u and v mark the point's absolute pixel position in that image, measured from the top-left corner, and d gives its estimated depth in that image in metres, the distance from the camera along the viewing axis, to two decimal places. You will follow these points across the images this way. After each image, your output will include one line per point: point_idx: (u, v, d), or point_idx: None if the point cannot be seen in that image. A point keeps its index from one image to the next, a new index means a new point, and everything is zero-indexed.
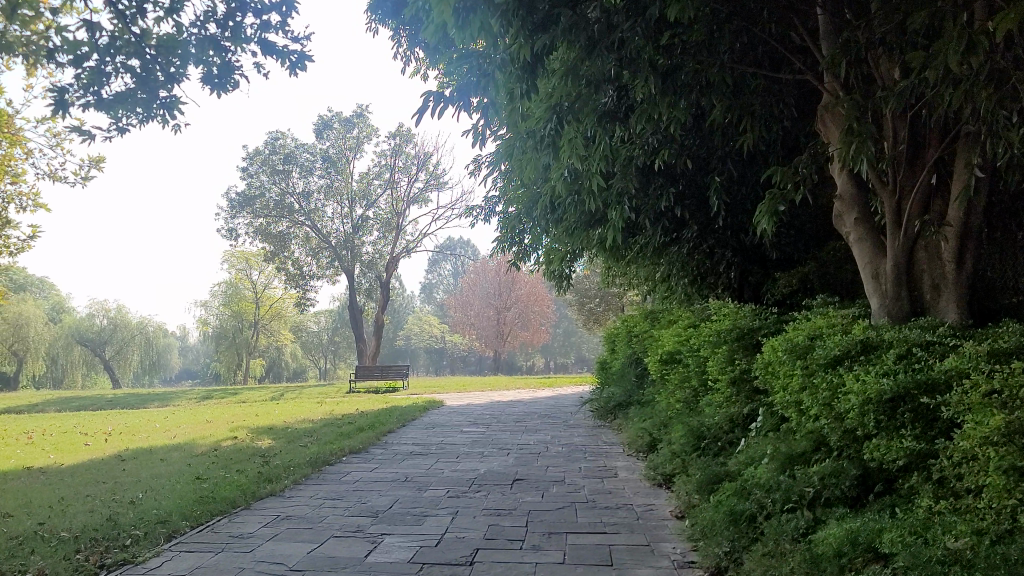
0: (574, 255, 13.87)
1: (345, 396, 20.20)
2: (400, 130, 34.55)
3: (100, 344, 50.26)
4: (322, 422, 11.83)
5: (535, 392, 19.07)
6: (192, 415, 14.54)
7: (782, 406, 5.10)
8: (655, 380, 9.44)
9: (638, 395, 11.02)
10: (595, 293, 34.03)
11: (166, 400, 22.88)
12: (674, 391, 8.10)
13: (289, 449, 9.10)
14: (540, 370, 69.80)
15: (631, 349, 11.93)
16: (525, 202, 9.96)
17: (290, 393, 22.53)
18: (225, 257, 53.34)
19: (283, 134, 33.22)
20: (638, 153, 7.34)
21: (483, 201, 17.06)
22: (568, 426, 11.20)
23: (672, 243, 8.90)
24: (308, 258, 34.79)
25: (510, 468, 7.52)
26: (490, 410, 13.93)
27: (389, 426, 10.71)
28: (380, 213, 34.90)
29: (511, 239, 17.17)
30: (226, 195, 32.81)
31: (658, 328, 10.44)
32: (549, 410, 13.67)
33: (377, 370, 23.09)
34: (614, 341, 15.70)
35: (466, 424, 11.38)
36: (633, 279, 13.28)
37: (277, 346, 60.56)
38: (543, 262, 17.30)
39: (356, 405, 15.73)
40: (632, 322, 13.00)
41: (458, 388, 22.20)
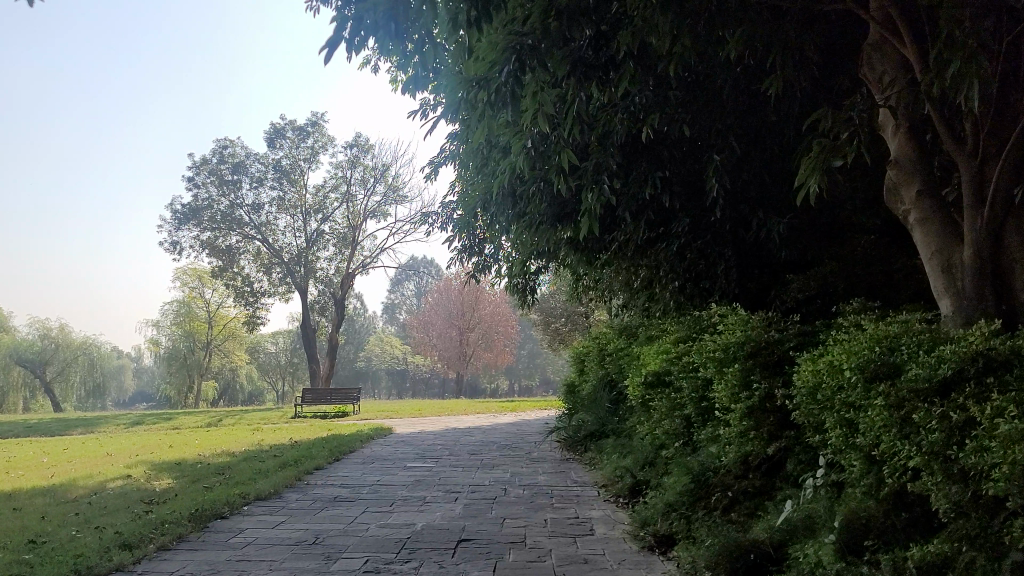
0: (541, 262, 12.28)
1: (287, 422, 18.35)
2: (358, 140, 32.85)
3: (40, 364, 47.64)
4: (244, 455, 10.06)
5: (496, 417, 17.40)
6: (101, 444, 12.63)
7: (838, 449, 3.55)
8: (637, 409, 7.89)
9: (614, 425, 9.44)
10: (561, 313, 32.52)
11: (92, 426, 20.78)
12: (663, 420, 6.58)
13: (186, 493, 7.33)
14: (504, 393, 68.00)
15: (606, 370, 10.36)
16: (482, 193, 8.37)
17: (229, 418, 20.57)
18: (176, 274, 51.04)
19: (231, 142, 31.42)
20: (620, 117, 5.76)
21: (440, 204, 15.44)
22: (531, 459, 9.55)
23: (658, 241, 7.38)
24: (258, 273, 32.92)
25: (455, 521, 5.84)
26: (442, 440, 12.23)
27: (319, 462, 8.98)
28: (336, 227, 33.13)
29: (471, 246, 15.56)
30: (171, 206, 30.85)
31: (639, 345, 8.89)
32: (509, 439, 12.01)
33: (326, 394, 21.27)
34: (583, 361, 14.12)
35: (412, 458, 9.69)
36: (607, 289, 11.71)
37: (231, 368, 58.20)
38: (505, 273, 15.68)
39: (293, 433, 13.95)
40: (606, 338, 11.45)
41: (413, 413, 20.48)
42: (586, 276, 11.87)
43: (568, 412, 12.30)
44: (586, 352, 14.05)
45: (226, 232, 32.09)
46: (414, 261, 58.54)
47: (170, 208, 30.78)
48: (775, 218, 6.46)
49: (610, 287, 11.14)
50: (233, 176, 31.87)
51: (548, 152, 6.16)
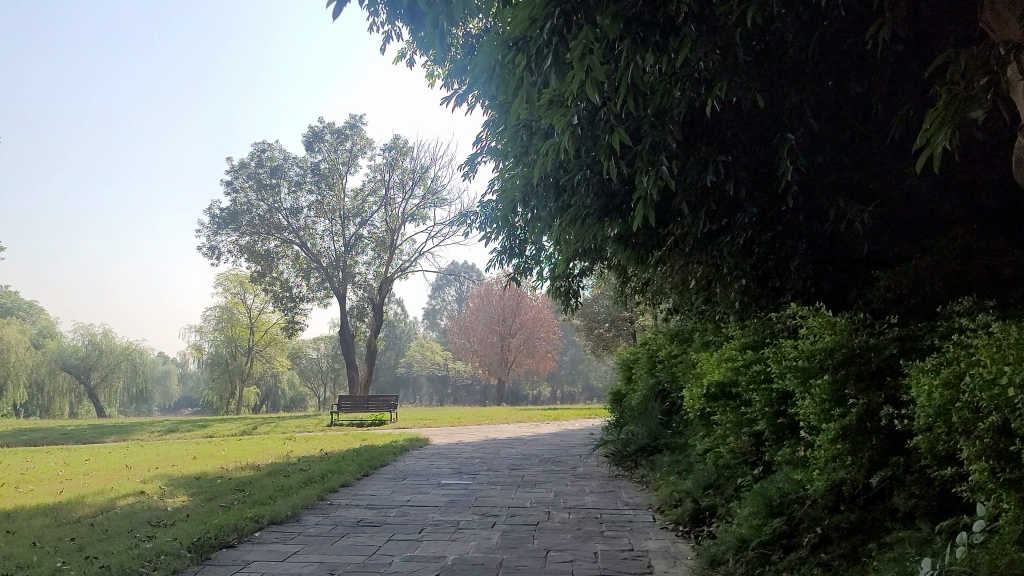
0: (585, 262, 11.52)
1: (323, 430, 17.77)
2: (396, 143, 32.38)
3: (85, 370, 47.87)
4: (269, 469, 9.43)
5: (538, 427, 16.62)
6: (126, 454, 12.12)
7: (985, 487, 2.76)
8: (696, 423, 7.10)
9: (669, 439, 8.64)
10: (604, 318, 31.64)
11: (127, 434, 20.39)
12: (731, 437, 5.80)
13: (199, 514, 6.70)
14: (546, 400, 67.17)
15: (660, 377, 9.55)
16: (521, 187, 7.64)
17: (264, 426, 20.07)
18: (219, 280, 51.10)
19: (270, 146, 31.12)
20: (679, 87, 4.99)
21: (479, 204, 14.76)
22: (577, 476, 8.77)
23: (718, 236, 6.59)
24: (297, 278, 32.57)
25: (490, 554, 5.08)
26: (482, 453, 11.50)
27: (347, 478, 8.31)
28: (374, 231, 32.66)
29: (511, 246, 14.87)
30: (209, 211, 30.62)
31: (696, 352, 8.09)
32: (554, 452, 11.24)
33: (364, 401, 20.68)
34: (631, 368, 13.32)
35: (447, 474, 8.96)
36: (657, 290, 10.92)
37: (273, 374, 58.17)
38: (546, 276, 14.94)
39: (326, 443, 13.33)
40: (656, 345, 10.64)
41: (452, 421, 19.80)
42: (636, 276, 11.10)
43: (618, 423, 11.52)
44: (634, 359, 13.24)
45: (264, 237, 31.80)
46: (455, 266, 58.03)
47: (209, 213, 30.55)
48: (858, 206, 5.62)
49: (662, 288, 10.39)
50: (272, 180, 31.57)
51: (597, 130, 5.41)
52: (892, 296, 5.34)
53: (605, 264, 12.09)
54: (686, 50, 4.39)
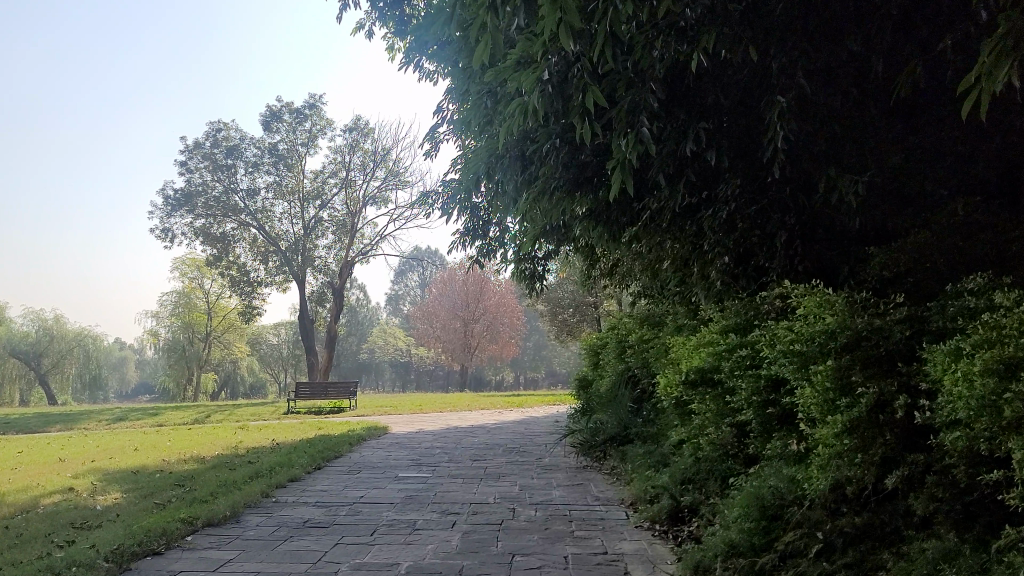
0: (552, 242, 11.02)
1: (279, 418, 17.14)
2: (357, 123, 31.56)
3: (35, 356, 46.42)
4: (215, 462, 8.82)
5: (501, 414, 16.15)
6: (65, 445, 11.39)
7: None
8: (671, 412, 6.65)
9: (641, 427, 8.20)
10: (568, 303, 31.27)
11: (73, 422, 19.55)
12: (713, 428, 5.35)
13: (130, 514, 6.09)
14: (509, 386, 66.89)
15: (631, 362, 9.11)
16: (486, 160, 7.10)
17: (218, 414, 19.36)
18: (175, 264, 49.85)
19: (226, 125, 30.12)
20: (663, 40, 4.48)
21: (440, 182, 14.18)
22: (543, 468, 8.29)
23: (696, 211, 6.13)
24: (254, 262, 31.73)
25: (451, 560, 4.57)
26: (442, 443, 10.98)
27: (297, 471, 7.73)
28: (335, 214, 31.89)
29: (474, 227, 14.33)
30: (163, 192, 29.60)
31: (671, 337, 7.65)
32: (518, 442, 10.76)
33: (322, 388, 20.08)
34: (599, 353, 12.86)
35: (405, 466, 8.42)
36: (625, 272, 10.46)
37: (231, 360, 57.07)
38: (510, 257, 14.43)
39: (280, 433, 12.71)
40: (626, 328, 10.19)
41: (414, 408, 19.27)
42: (606, 256, 10.63)
43: (585, 411, 11.07)
44: (602, 344, 12.79)
45: (221, 219, 30.88)
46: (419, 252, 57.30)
47: (162, 194, 29.54)
48: (851, 177, 5.17)
49: (633, 269, 9.93)
50: (228, 161, 30.61)
51: (570, 89, 4.86)
52: (888, 276, 4.91)
53: (572, 245, 11.60)
54: (670, 4, 3.81)
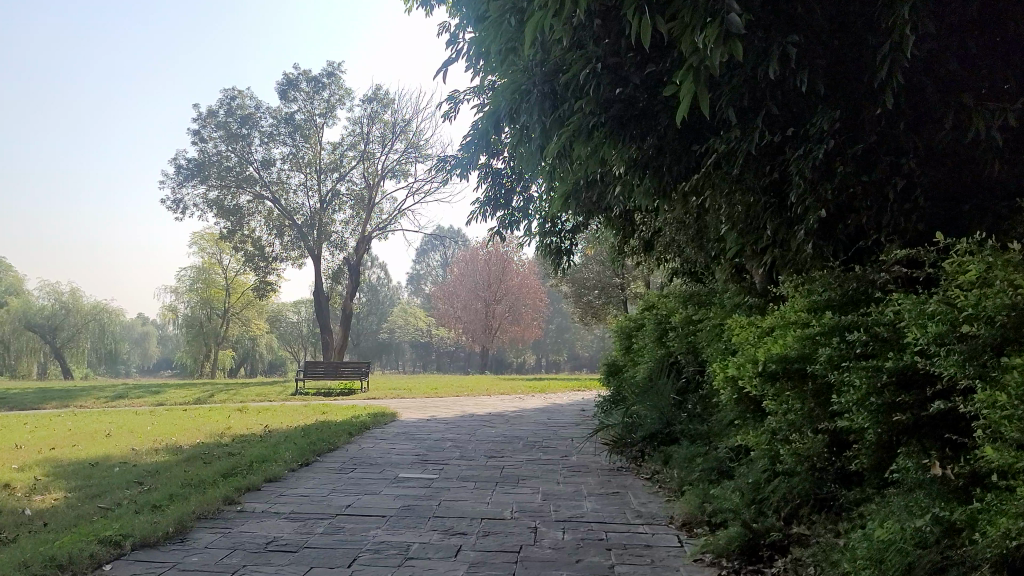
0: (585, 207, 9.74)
1: (285, 399, 16.01)
2: (377, 93, 30.24)
3: (51, 329, 45.69)
4: (191, 453, 7.64)
5: (522, 401, 14.90)
6: (39, 426, 10.28)
7: None
8: (735, 406, 5.40)
9: (688, 423, 6.94)
10: (594, 284, 29.91)
11: (70, 398, 18.56)
12: (807, 435, 4.10)
13: (57, 525, 4.89)
14: (531, 369, 65.71)
15: (675, 344, 7.83)
16: (509, 98, 5.82)
17: (223, 394, 18.29)
18: (194, 239, 48.95)
19: (240, 93, 28.90)
20: None
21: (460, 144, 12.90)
22: (569, 469, 7.02)
23: (774, 156, 4.82)
24: (270, 236, 30.70)
25: None
26: (455, 433, 9.74)
27: (277, 469, 6.52)
28: (353, 188, 30.68)
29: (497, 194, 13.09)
30: (174, 161, 28.51)
31: (732, 319, 6.38)
32: (540, 434, 9.50)
33: (333, 368, 18.95)
34: (633, 337, 11.56)
35: (408, 463, 7.18)
36: (667, 243, 9.18)
37: (251, 337, 56.29)
38: (534, 228, 13.16)
39: (278, 417, 11.57)
40: (668, 305, 8.90)
41: (430, 391, 18.08)
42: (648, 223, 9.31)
43: (619, 400, 9.81)
44: (639, 324, 11.50)
45: (235, 191, 29.80)
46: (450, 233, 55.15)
47: (174, 163, 28.45)
48: (997, 106, 3.85)
49: (680, 235, 8.62)
50: (243, 130, 29.45)
51: None
52: None
53: (606, 212, 10.31)
54: None
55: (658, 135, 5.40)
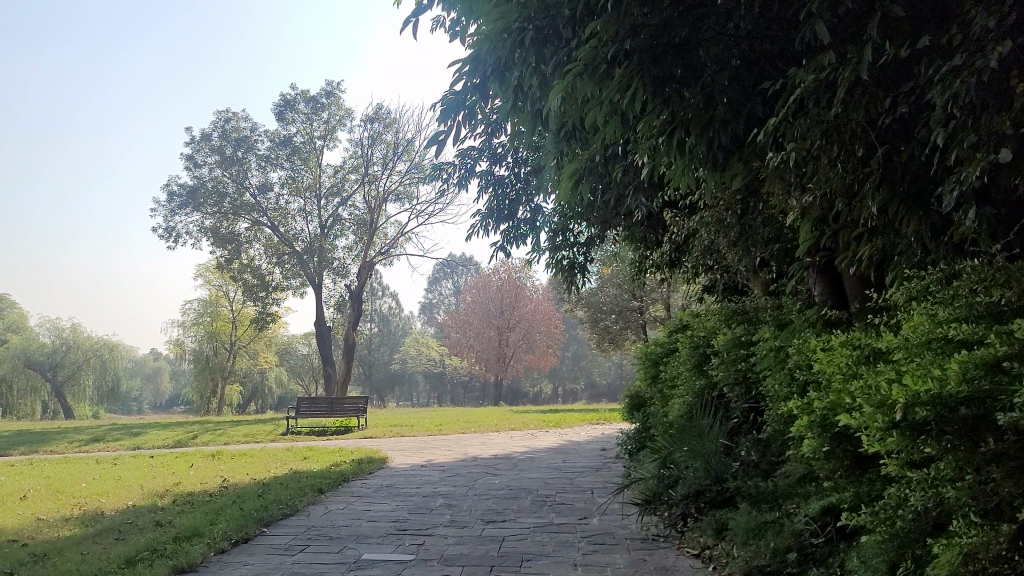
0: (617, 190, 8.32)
1: (272, 441, 14.37)
2: (379, 113, 28.90)
3: (50, 366, 44.12)
4: (108, 525, 6.00)
5: (534, 439, 13.21)
6: None
7: None
8: (829, 463, 3.84)
9: (745, 479, 5.36)
10: (611, 309, 28.21)
11: (43, 443, 16.97)
12: (981, 526, 2.52)
13: None
14: (548, 399, 63.77)
15: (721, 375, 6.29)
16: (493, 43, 4.21)
17: (208, 435, 16.67)
18: (199, 271, 47.58)
19: (235, 114, 27.60)
20: None
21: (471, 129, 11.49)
22: (590, 543, 5.33)
23: (888, 92, 3.23)
24: (269, 263, 29.28)
25: None
26: (451, 485, 8.06)
27: (198, 553, 4.87)
28: (355, 212, 29.23)
29: (505, 191, 11.75)
30: (167, 187, 27.18)
31: (808, 342, 4.83)
32: (556, 486, 7.79)
33: (328, 405, 17.33)
34: (660, 364, 9.94)
35: (379, 536, 5.50)
36: (701, 247, 7.59)
37: (260, 371, 54.73)
38: (547, 234, 11.69)
39: (248, 467, 9.94)
40: (704, 324, 7.36)
41: (433, 428, 16.38)
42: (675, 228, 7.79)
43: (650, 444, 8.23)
44: (670, 351, 9.92)
45: (231, 217, 28.45)
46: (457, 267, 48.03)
47: (166, 189, 27.14)
48: None
49: (719, 238, 7.06)
50: (239, 154, 28.14)
51: None
52: None
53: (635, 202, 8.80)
54: None
55: (705, 82, 3.85)
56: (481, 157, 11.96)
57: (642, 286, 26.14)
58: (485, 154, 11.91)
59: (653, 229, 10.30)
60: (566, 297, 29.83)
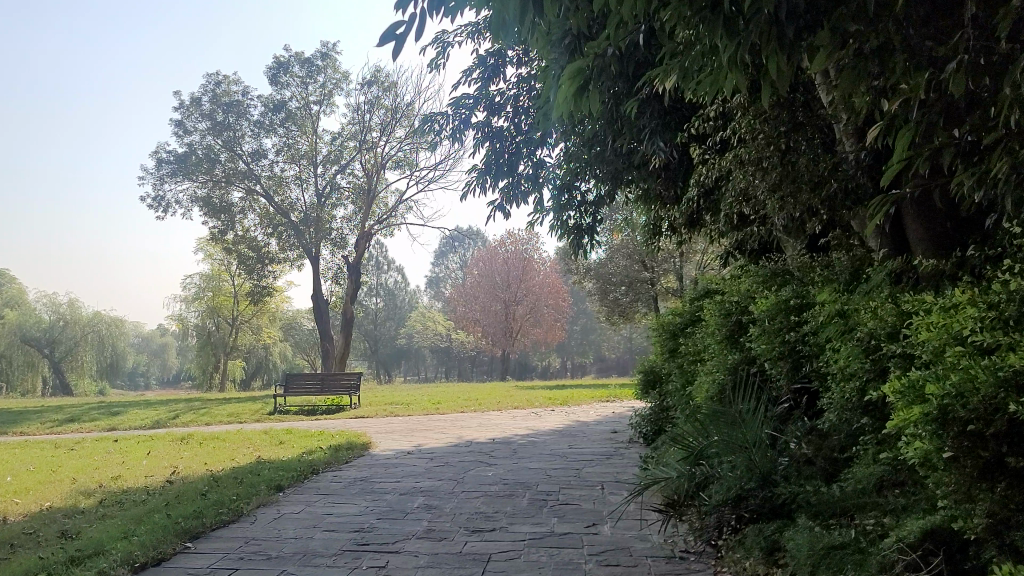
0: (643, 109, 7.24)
1: (254, 423, 13.18)
2: (377, 76, 27.51)
3: (47, 342, 42.90)
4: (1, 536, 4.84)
5: (538, 420, 12.01)
6: None
7: None
8: (951, 475, 2.65)
9: (802, 483, 4.19)
10: (621, 280, 26.89)
11: (15, 423, 15.79)
12: None
13: None
14: (557, 373, 62.62)
15: (762, 349, 5.13)
16: None
17: (191, 416, 15.49)
18: (199, 244, 46.28)
19: (226, 77, 26.26)
20: None
21: (475, 62, 10.30)
22: (600, 565, 4.11)
23: None
24: (265, 234, 28.05)
25: None
26: (436, 478, 6.87)
27: None
28: (353, 180, 27.93)
29: (507, 137, 10.60)
30: (155, 154, 25.91)
31: (902, 304, 3.64)
32: (558, 480, 6.59)
33: (320, 382, 16.14)
34: (681, 336, 8.74)
35: (332, 554, 4.32)
36: (729, 195, 6.37)
37: (263, 346, 53.68)
38: (553, 189, 10.45)
39: (213, 455, 8.76)
40: (736, 287, 6.18)
41: (430, 407, 15.16)
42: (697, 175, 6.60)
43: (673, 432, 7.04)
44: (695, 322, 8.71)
45: (224, 185, 27.21)
46: (467, 235, 43.94)
47: (154, 157, 25.89)
48: None
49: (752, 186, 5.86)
50: (230, 119, 26.83)
51: None
52: None
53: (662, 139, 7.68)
54: None
55: None
56: (478, 106, 10.67)
57: (655, 255, 24.79)
58: (481, 102, 10.61)
59: (671, 183, 9.10)
60: (575, 268, 28.51)
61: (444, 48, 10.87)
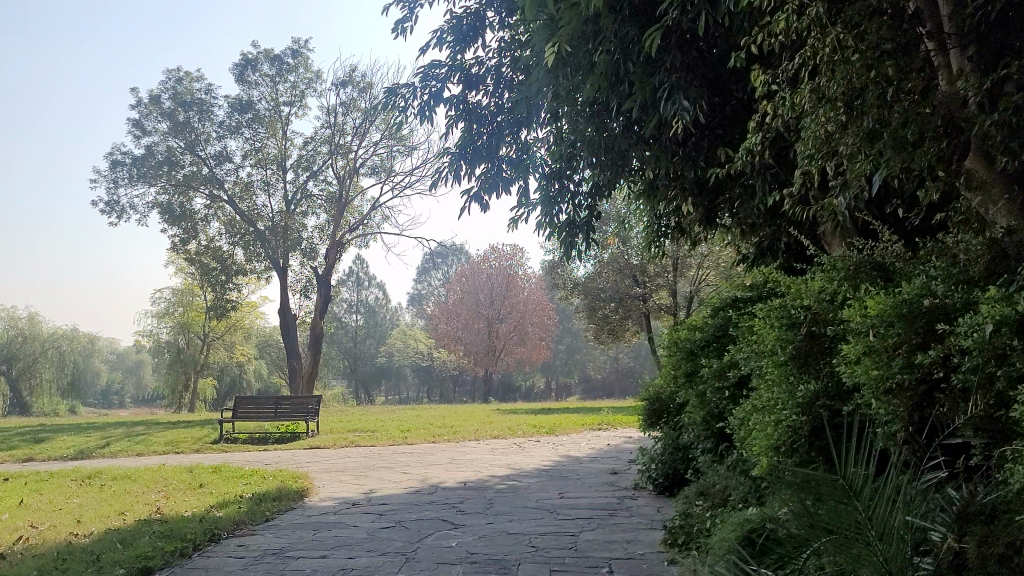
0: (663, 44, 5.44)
1: (188, 456, 11.22)
2: (351, 75, 25.68)
3: (5, 360, 40.47)
4: None
5: (521, 455, 10.11)
6: None
7: None
8: None
9: None
10: (611, 296, 25.01)
11: None
12: None
13: None
14: (542, 394, 60.61)
15: (867, 376, 3.36)
16: None
17: (124, 445, 13.47)
18: (169, 258, 44.09)
19: (187, 74, 24.33)
20: None
21: (447, 19, 8.47)
22: None
23: None
24: (230, 244, 26.10)
25: None
26: (379, 550, 4.97)
27: None
28: (325, 188, 26.05)
29: (484, 113, 8.83)
30: (109, 156, 23.94)
31: None
32: (548, 557, 4.69)
33: (274, 406, 14.19)
34: (703, 354, 6.96)
35: None
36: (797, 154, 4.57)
37: (237, 364, 51.45)
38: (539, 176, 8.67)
39: (102, 505, 6.83)
40: (799, 285, 4.40)
41: (398, 436, 13.21)
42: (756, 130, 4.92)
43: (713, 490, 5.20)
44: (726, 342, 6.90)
45: (185, 191, 25.29)
46: (447, 248, 40.73)
47: (109, 159, 23.93)
48: None
49: (824, 145, 4.13)
50: (193, 120, 24.92)
51: None
52: None
53: (688, 94, 5.92)
54: None
55: None
56: (451, 78, 8.86)
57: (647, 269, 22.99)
58: (455, 73, 8.81)
59: (688, 164, 7.04)
60: (562, 283, 26.65)
61: (411, 9, 9.04)
